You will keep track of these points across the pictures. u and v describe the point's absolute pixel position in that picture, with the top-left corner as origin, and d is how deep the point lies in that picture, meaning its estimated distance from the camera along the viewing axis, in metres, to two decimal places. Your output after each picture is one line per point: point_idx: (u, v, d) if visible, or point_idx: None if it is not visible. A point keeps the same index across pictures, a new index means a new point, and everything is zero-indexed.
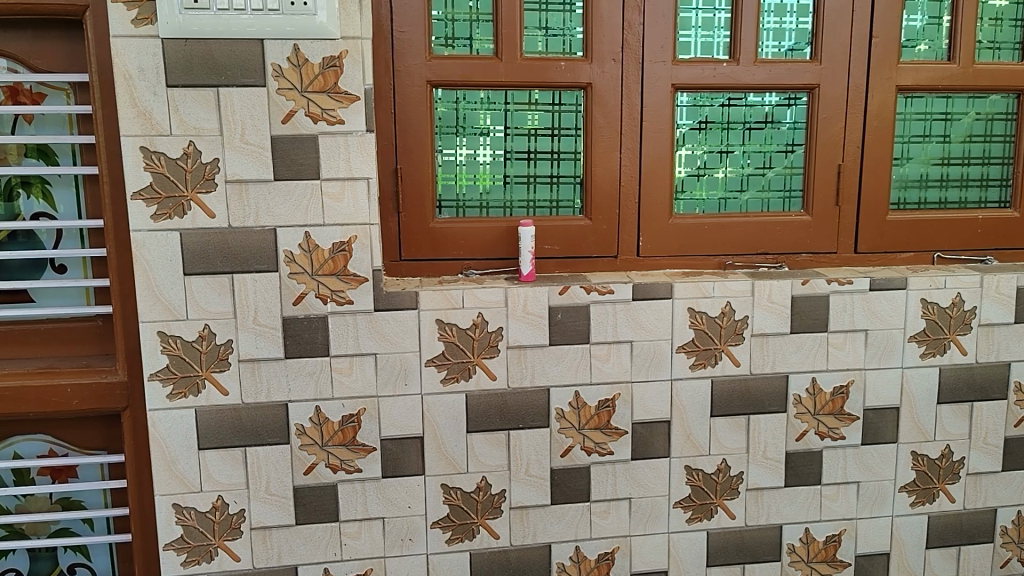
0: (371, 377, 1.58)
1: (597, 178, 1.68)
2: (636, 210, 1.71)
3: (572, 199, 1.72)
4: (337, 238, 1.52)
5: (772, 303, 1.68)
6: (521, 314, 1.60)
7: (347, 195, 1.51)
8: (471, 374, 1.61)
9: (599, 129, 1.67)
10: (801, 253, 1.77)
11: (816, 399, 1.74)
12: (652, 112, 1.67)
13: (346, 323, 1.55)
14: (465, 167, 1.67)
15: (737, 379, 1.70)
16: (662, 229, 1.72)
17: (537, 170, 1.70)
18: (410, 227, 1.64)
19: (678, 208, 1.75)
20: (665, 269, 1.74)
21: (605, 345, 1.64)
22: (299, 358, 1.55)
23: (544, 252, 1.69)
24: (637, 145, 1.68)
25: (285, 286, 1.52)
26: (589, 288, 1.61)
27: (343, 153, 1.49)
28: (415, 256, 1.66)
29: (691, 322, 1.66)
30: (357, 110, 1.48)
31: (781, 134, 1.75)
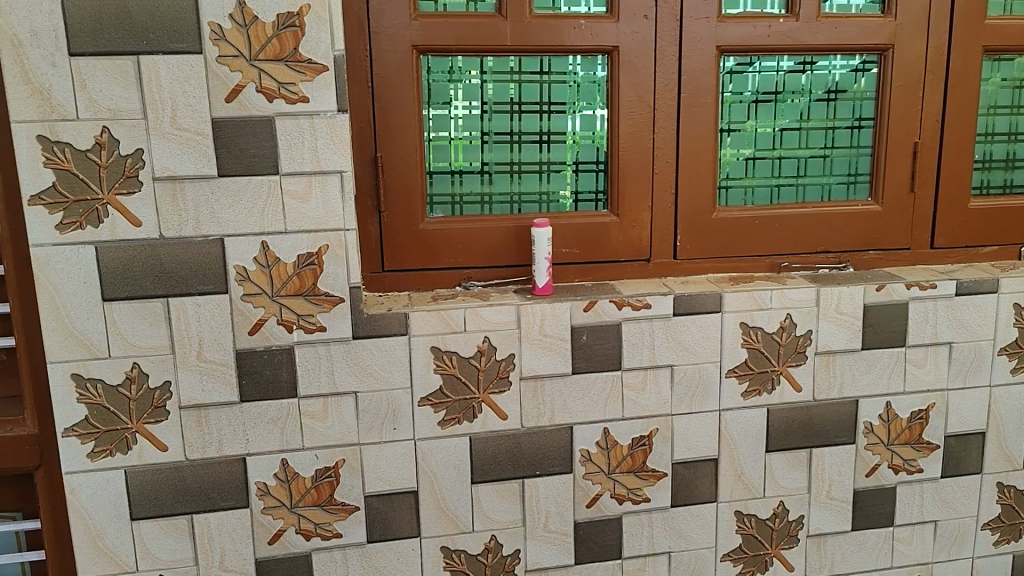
0: (350, 422, 1.26)
1: (625, 165, 1.36)
2: (673, 203, 1.39)
3: (593, 190, 1.40)
4: (304, 250, 1.19)
5: (840, 315, 1.38)
6: (537, 337, 1.29)
7: (314, 194, 1.18)
8: (476, 414, 1.29)
9: (627, 103, 1.34)
10: (869, 250, 1.47)
11: (890, 427, 1.44)
12: (693, 82, 1.35)
13: (317, 355, 1.23)
14: (461, 154, 1.34)
15: (799, 406, 1.40)
16: (704, 226, 1.41)
17: (551, 157, 1.37)
18: (395, 231, 1.32)
19: (722, 199, 1.44)
20: (707, 274, 1.42)
21: (640, 372, 1.33)
22: (258, 401, 1.22)
23: (561, 257, 1.37)
24: (674, 124, 1.36)
25: (239, 311, 1.19)
26: (621, 302, 1.30)
27: (308, 140, 1.16)
28: (401, 265, 1.33)
29: (744, 340, 1.35)
30: (325, 84, 1.14)
31: (845, 106, 1.44)
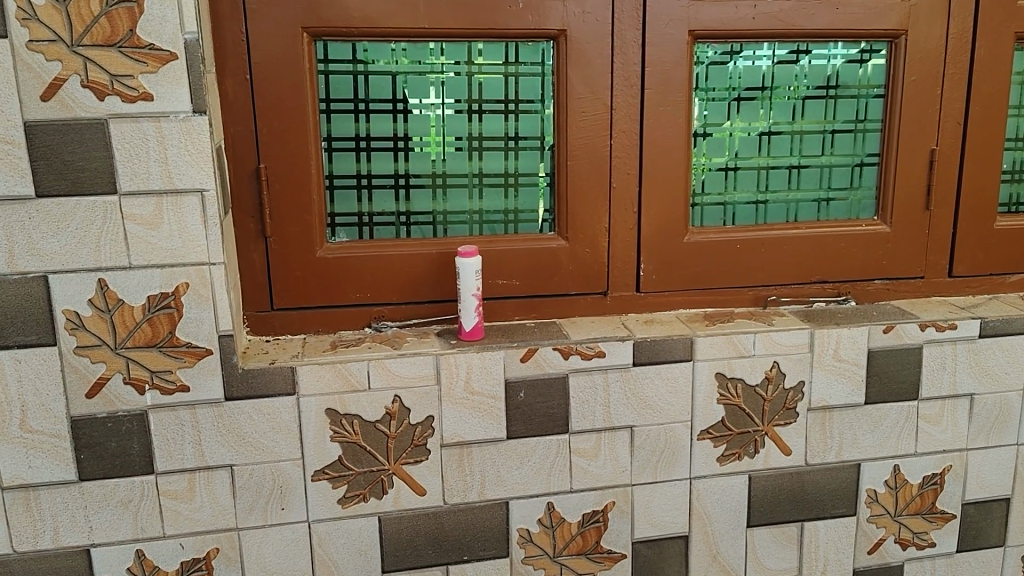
0: (225, 503, 1.00)
1: (574, 178, 1.10)
2: (635, 224, 1.13)
3: (537, 207, 1.13)
4: (157, 290, 0.93)
5: (838, 362, 1.12)
6: (461, 395, 1.03)
7: (166, 219, 0.92)
8: (386, 490, 1.04)
9: (577, 102, 1.08)
10: (874, 279, 1.21)
11: (898, 495, 1.20)
12: (659, 75, 1.09)
13: (179, 422, 0.97)
14: (371, 165, 1.08)
15: (788, 473, 1.15)
16: (674, 252, 1.15)
17: (483, 168, 1.11)
18: (285, 260, 1.05)
19: (698, 217, 1.17)
20: (678, 310, 1.17)
21: (592, 436, 1.08)
22: (102, 480, 0.97)
23: (496, 291, 1.11)
24: (636, 127, 1.10)
25: (73, 369, 0.93)
26: (567, 350, 1.05)
27: (155, 149, 0.90)
28: (294, 303, 1.07)
29: (722, 395, 1.10)
30: (173, 77, 0.89)
31: (847, 104, 1.18)
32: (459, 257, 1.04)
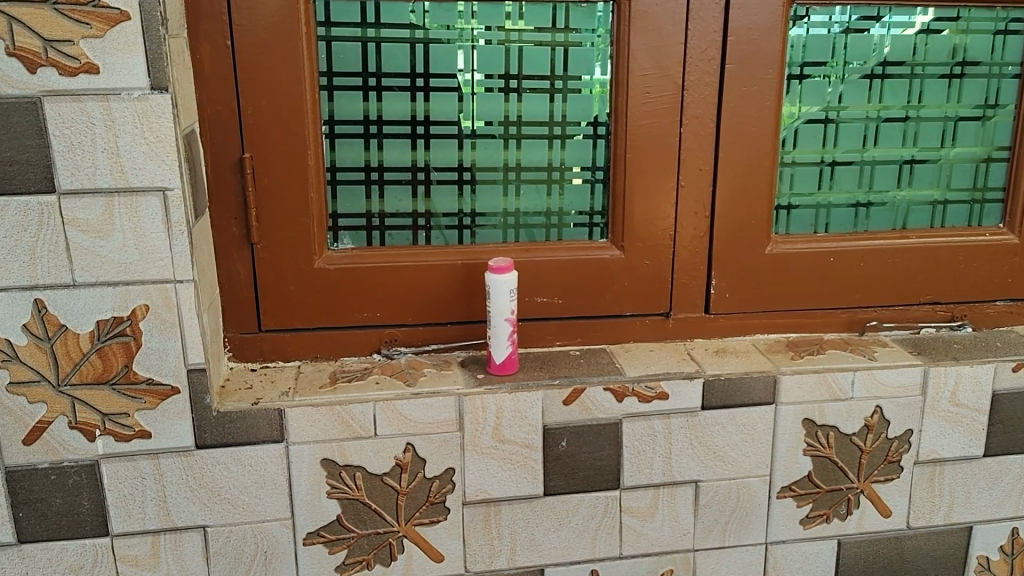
0: (197, 570, 0.82)
1: (633, 173, 0.89)
2: (706, 231, 0.92)
3: (587, 208, 0.92)
4: (109, 314, 0.74)
5: (954, 408, 0.91)
6: (489, 443, 0.83)
7: (119, 224, 0.72)
8: (395, 556, 0.85)
9: (640, 79, 0.86)
10: (996, 300, 0.99)
11: (1015, 563, 0.99)
12: (746, 46, 0.87)
13: (139, 475, 0.79)
14: (382, 154, 0.87)
15: (885, 537, 0.94)
16: (753, 266, 0.93)
17: (522, 159, 0.90)
18: (275, 271, 0.86)
19: (784, 222, 0.95)
20: (755, 336, 0.95)
21: (648, 493, 0.88)
22: (45, 542, 0.79)
23: (534, 311, 0.91)
24: (713, 112, 0.88)
25: (6, 410, 0.75)
26: (621, 390, 0.84)
27: (103, 136, 0.70)
28: (287, 323, 0.87)
29: (811, 445, 0.89)
30: (124, 44, 0.69)
31: (979, 85, 0.94)
32: (489, 272, 0.83)
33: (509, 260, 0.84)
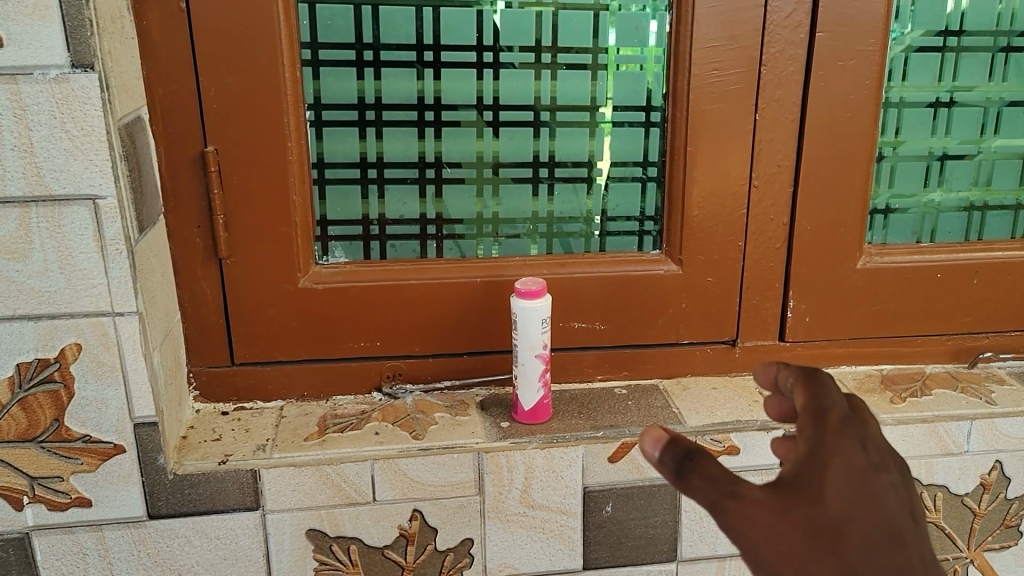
0: None
1: (696, 170, 0.71)
2: (784, 242, 0.74)
3: (635, 212, 0.74)
4: (31, 356, 0.59)
5: None
6: (516, 509, 0.67)
7: (38, 243, 0.57)
8: None
9: (708, 51, 0.68)
10: None
11: None
12: (842, 8, 0.68)
13: (80, 551, 0.64)
14: (381, 146, 0.70)
15: None
16: (840, 284, 0.75)
17: (556, 152, 0.72)
18: (249, 291, 0.69)
19: (879, 229, 0.77)
20: (840, 368, 0.78)
21: (712, 566, 0.72)
22: None
23: (570, 339, 0.74)
24: (798, 93, 0.70)
25: None
26: None
27: (12, 130, 0.54)
28: (266, 355, 0.71)
29: None
30: (34, 8, 0.52)
31: None
32: (516, 296, 0.66)
33: (541, 281, 0.66)
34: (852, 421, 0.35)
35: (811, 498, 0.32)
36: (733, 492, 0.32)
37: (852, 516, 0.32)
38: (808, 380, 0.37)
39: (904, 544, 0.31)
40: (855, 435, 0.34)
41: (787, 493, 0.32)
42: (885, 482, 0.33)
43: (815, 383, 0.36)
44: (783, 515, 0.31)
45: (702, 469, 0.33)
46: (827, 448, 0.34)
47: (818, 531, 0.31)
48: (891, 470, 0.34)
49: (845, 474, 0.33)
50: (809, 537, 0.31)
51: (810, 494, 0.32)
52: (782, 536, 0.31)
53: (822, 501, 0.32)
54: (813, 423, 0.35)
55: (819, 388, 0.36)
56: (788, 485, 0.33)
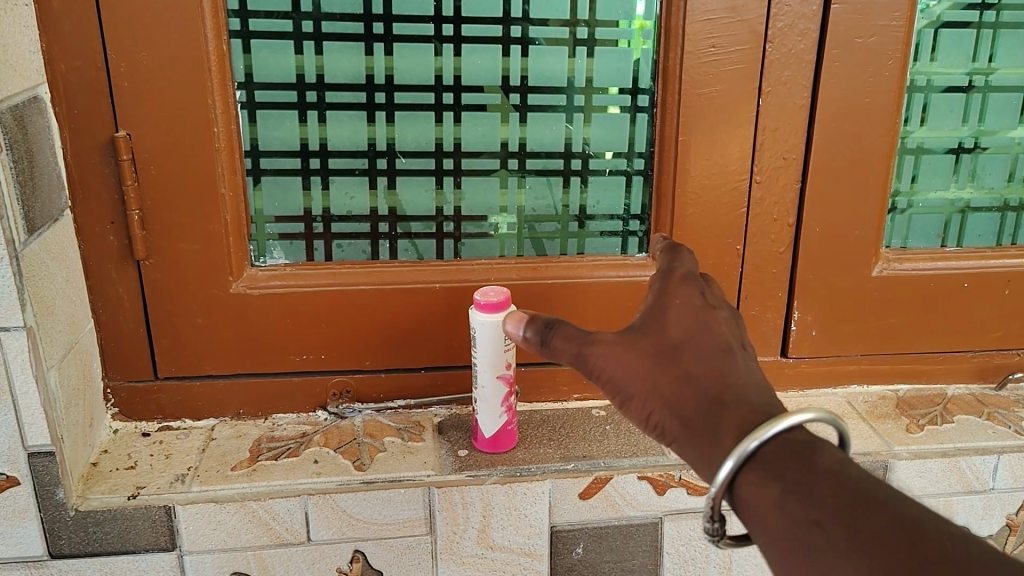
0: None
1: (688, 163, 0.62)
2: (788, 246, 0.65)
3: (619, 209, 0.65)
4: None
5: None
6: (472, 550, 0.59)
7: None
8: None
9: (705, 26, 0.58)
10: None
11: None
12: None
13: None
14: (325, 131, 0.60)
15: None
16: (852, 294, 0.66)
17: (527, 141, 0.62)
18: (173, 297, 0.61)
19: (898, 231, 0.67)
20: (850, 389, 0.69)
21: None
22: None
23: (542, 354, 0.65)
24: (808, 76, 0.60)
25: None
26: (664, 481, 0.59)
27: None
28: (195, 368, 0.63)
29: None
30: None
31: None
32: (476, 309, 0.57)
33: (506, 292, 0.57)
34: (692, 278, 0.44)
35: (656, 331, 0.41)
36: (589, 342, 0.42)
37: (687, 337, 0.41)
38: (666, 252, 0.47)
39: (727, 352, 0.40)
40: (694, 285, 0.44)
41: (639, 331, 0.42)
42: (718, 314, 0.42)
43: (671, 253, 0.47)
44: (631, 341, 0.41)
45: (561, 331, 0.43)
46: (670, 294, 0.43)
47: (660, 350, 0.41)
48: (726, 310, 0.43)
49: (685, 309, 0.42)
50: (652, 354, 0.40)
51: (655, 329, 0.41)
52: (633, 355, 0.41)
53: (663, 331, 0.41)
54: (661, 280, 0.44)
55: (674, 255, 0.46)
56: (637, 328, 0.42)
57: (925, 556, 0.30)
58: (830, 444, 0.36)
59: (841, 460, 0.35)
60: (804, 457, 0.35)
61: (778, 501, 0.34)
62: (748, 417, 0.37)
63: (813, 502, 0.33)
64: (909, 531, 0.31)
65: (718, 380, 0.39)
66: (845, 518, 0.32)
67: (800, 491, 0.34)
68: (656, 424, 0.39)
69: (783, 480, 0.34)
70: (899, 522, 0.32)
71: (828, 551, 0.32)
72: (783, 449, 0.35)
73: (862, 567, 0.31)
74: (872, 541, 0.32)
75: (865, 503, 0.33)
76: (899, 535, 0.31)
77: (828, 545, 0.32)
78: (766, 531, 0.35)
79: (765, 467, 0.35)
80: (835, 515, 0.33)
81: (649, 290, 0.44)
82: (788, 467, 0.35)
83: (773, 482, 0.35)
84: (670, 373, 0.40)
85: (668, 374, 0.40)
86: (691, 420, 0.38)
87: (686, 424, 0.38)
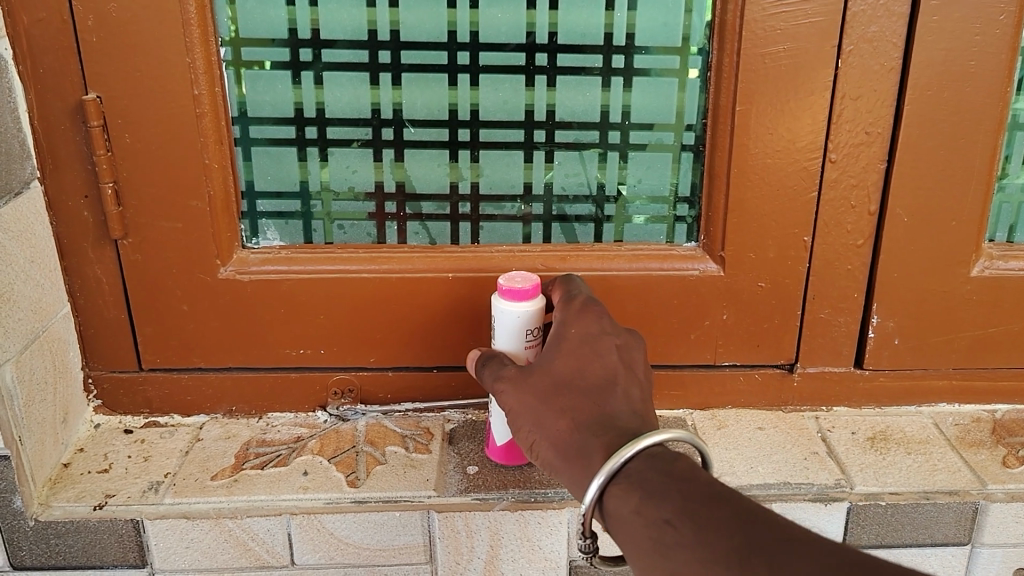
0: None
1: (748, 137, 0.51)
2: (867, 239, 0.54)
3: (664, 190, 0.55)
4: None
5: None
6: None
7: None
8: None
9: None
10: None
11: None
12: None
13: None
14: (322, 95, 0.52)
15: None
16: (944, 298, 0.55)
17: (556, 108, 0.53)
18: (157, 281, 0.54)
19: (1003, 222, 0.56)
20: (935, 406, 0.59)
21: None
22: None
23: None
24: (900, 34, 0.49)
25: None
26: None
27: None
28: (180, 360, 0.56)
29: None
30: None
31: None
32: (499, 294, 0.49)
33: (536, 279, 0.49)
34: (591, 303, 0.48)
35: (546, 365, 0.44)
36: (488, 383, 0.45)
37: (578, 368, 0.44)
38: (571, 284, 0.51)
39: (610, 383, 0.43)
40: (591, 314, 0.47)
41: (532, 367, 0.45)
42: (608, 344, 0.45)
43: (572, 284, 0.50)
44: (524, 379, 0.44)
45: (491, 364, 0.46)
46: (566, 325, 0.46)
47: (547, 382, 0.44)
48: (620, 338, 0.46)
49: (578, 341, 0.45)
50: (541, 387, 0.43)
51: (546, 364, 0.44)
52: (528, 388, 0.44)
53: (553, 364, 0.44)
54: (563, 309, 0.48)
55: (576, 285, 0.50)
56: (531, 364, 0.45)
57: (758, 542, 0.32)
58: (690, 461, 0.37)
59: (699, 467, 0.36)
60: (660, 467, 0.36)
61: (637, 508, 0.35)
62: (614, 440, 0.39)
63: (662, 503, 0.35)
64: (748, 522, 0.33)
65: (595, 410, 0.41)
66: (691, 514, 0.34)
67: (654, 495, 0.35)
68: (539, 453, 0.42)
69: (642, 488, 0.36)
70: (737, 513, 0.33)
71: (679, 548, 0.33)
72: (645, 463, 0.37)
73: (707, 560, 0.32)
74: (710, 531, 0.33)
75: (713, 500, 0.34)
76: (737, 524, 0.32)
77: (678, 542, 0.33)
78: (627, 538, 0.36)
79: (629, 480, 0.37)
80: (682, 512, 0.34)
81: (555, 317, 0.48)
82: (645, 477, 0.36)
83: (634, 491, 0.36)
84: (554, 405, 0.42)
85: (552, 404, 0.43)
86: (566, 450, 0.41)
87: (562, 455, 0.41)
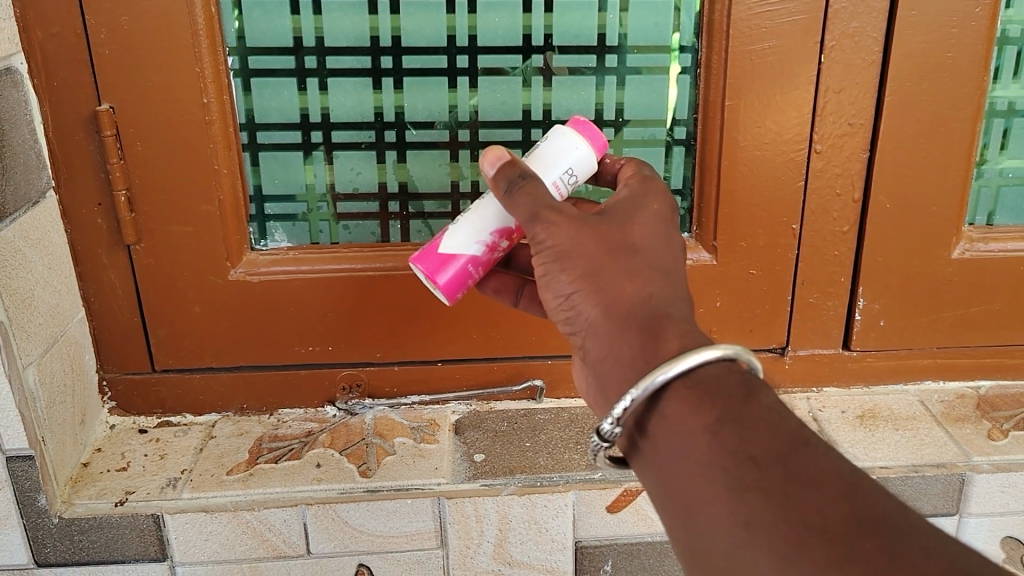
0: None
1: (737, 130, 0.54)
2: (853, 225, 0.56)
3: None
4: None
5: None
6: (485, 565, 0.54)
7: None
8: None
9: None
10: None
11: None
12: None
13: None
14: (327, 100, 0.54)
15: None
16: (928, 280, 0.58)
17: (552, 107, 0.55)
18: (168, 285, 0.56)
19: (983, 207, 0.58)
20: (922, 385, 0.61)
21: None
22: None
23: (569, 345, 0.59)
24: (879, 30, 0.52)
25: None
26: None
27: None
28: (193, 361, 0.58)
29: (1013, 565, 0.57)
30: None
31: None
32: (567, 126, 0.46)
33: (603, 146, 0.46)
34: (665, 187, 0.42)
35: (618, 222, 0.39)
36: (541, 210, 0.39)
37: (652, 248, 0.38)
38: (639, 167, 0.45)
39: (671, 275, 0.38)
40: (670, 199, 0.41)
41: (597, 219, 0.39)
42: (677, 241, 0.39)
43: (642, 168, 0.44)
44: (587, 223, 0.38)
45: (534, 185, 0.40)
46: (642, 202, 0.40)
47: (613, 240, 0.38)
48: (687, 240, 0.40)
49: (653, 219, 0.39)
50: (606, 243, 0.38)
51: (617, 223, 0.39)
52: (590, 239, 0.38)
53: (624, 227, 0.38)
54: (639, 183, 0.42)
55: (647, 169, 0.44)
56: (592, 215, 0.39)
57: (871, 520, 0.27)
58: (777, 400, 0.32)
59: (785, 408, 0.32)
60: (744, 391, 0.32)
61: (711, 427, 0.31)
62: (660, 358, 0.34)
63: (752, 436, 0.30)
64: (849, 486, 0.28)
65: (661, 296, 0.36)
66: (781, 459, 0.29)
67: (737, 420, 0.31)
68: (574, 305, 0.38)
69: (723, 409, 0.31)
70: (840, 473, 0.28)
71: (757, 489, 0.29)
72: (727, 381, 0.32)
73: (793, 519, 0.28)
74: (804, 484, 0.28)
75: (808, 452, 0.29)
76: (839, 487, 0.28)
77: (759, 485, 0.29)
78: (685, 455, 0.31)
79: (702, 391, 0.32)
80: (773, 453, 0.29)
81: (626, 190, 0.42)
82: (723, 392, 0.32)
83: (710, 407, 0.31)
84: (614, 269, 0.37)
85: (610, 266, 0.37)
86: (622, 319, 0.36)
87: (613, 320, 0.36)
